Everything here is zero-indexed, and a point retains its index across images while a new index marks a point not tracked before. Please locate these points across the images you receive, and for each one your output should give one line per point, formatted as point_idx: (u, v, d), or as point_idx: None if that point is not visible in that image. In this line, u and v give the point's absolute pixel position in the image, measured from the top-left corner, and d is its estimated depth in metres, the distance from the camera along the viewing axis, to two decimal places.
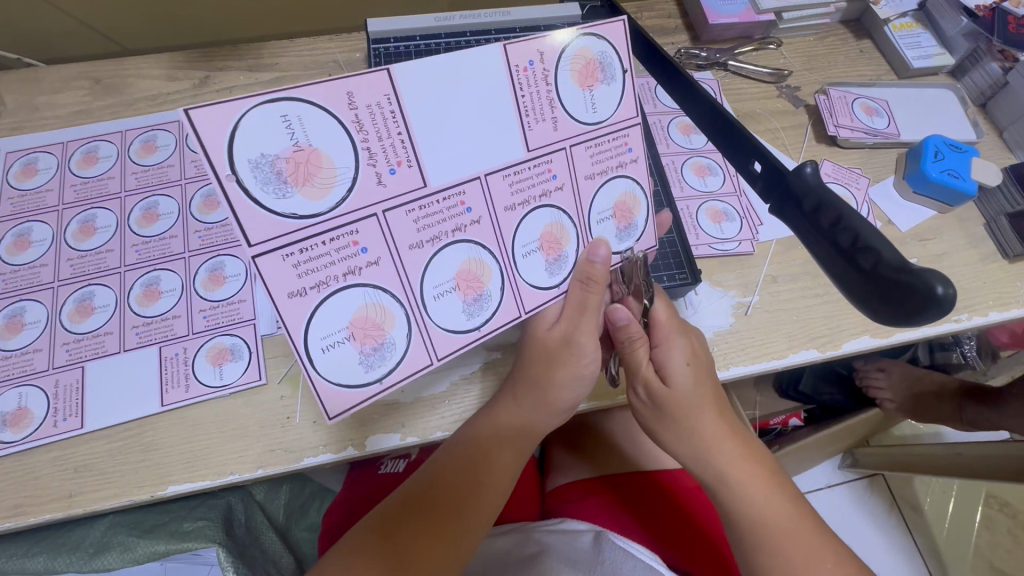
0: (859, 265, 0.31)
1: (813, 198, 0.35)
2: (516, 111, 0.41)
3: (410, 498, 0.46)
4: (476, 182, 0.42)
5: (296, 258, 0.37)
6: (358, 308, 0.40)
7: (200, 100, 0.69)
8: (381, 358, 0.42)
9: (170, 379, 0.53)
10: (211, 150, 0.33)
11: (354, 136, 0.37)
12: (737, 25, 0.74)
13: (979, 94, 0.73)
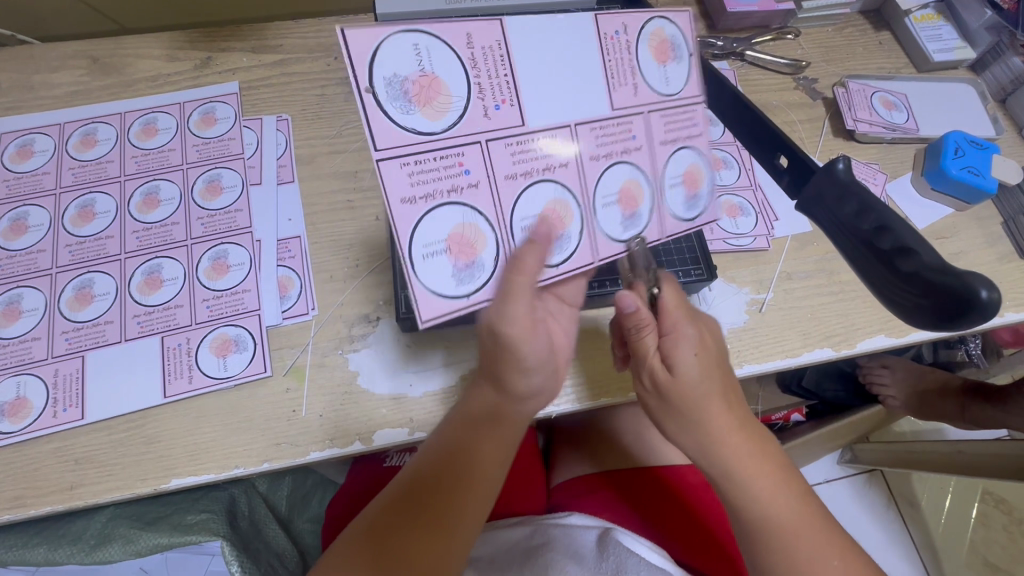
0: (895, 267, 0.31)
1: (845, 198, 0.34)
2: (603, 71, 0.43)
3: (399, 495, 0.45)
4: (565, 129, 0.43)
5: (411, 168, 0.38)
6: (456, 225, 0.40)
7: (201, 82, 0.66)
8: (472, 276, 0.41)
9: (173, 370, 0.51)
10: (359, 63, 0.36)
11: (468, 72, 0.40)
12: (755, 13, 0.72)
13: (999, 90, 0.72)
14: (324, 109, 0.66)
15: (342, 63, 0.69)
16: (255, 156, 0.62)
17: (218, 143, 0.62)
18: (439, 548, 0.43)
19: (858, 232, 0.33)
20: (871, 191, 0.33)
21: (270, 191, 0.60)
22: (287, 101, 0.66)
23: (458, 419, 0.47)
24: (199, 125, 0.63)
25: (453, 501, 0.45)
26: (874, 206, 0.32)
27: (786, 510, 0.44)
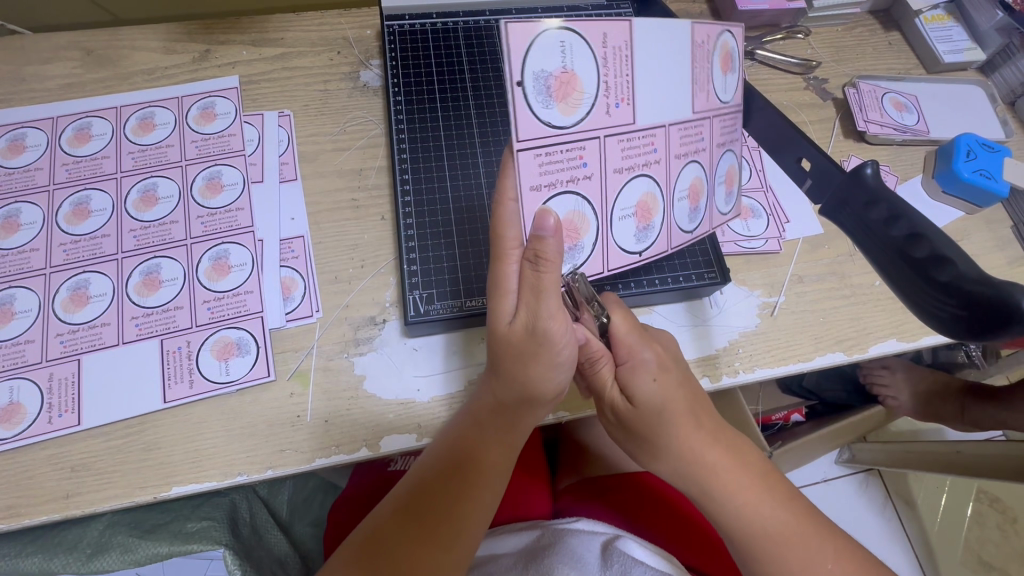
0: (934, 275, 0.30)
1: (877, 205, 0.33)
2: (687, 82, 0.43)
3: (406, 497, 0.44)
4: (661, 130, 0.43)
5: (542, 159, 0.38)
6: (568, 212, 0.41)
7: (200, 76, 0.64)
8: (571, 258, 0.44)
9: (173, 374, 0.50)
10: (520, 61, 0.35)
11: (600, 69, 0.38)
12: (765, 12, 0.71)
13: (1009, 92, 0.71)
14: (327, 105, 0.64)
15: (346, 58, 0.67)
16: (256, 153, 0.60)
17: (218, 140, 0.60)
18: (445, 552, 0.41)
19: (893, 240, 0.32)
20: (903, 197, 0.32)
21: (272, 190, 0.58)
22: (289, 97, 0.64)
23: (475, 416, 0.46)
24: (198, 121, 0.61)
25: (461, 500, 0.44)
26: (908, 213, 0.32)
27: (778, 515, 0.43)
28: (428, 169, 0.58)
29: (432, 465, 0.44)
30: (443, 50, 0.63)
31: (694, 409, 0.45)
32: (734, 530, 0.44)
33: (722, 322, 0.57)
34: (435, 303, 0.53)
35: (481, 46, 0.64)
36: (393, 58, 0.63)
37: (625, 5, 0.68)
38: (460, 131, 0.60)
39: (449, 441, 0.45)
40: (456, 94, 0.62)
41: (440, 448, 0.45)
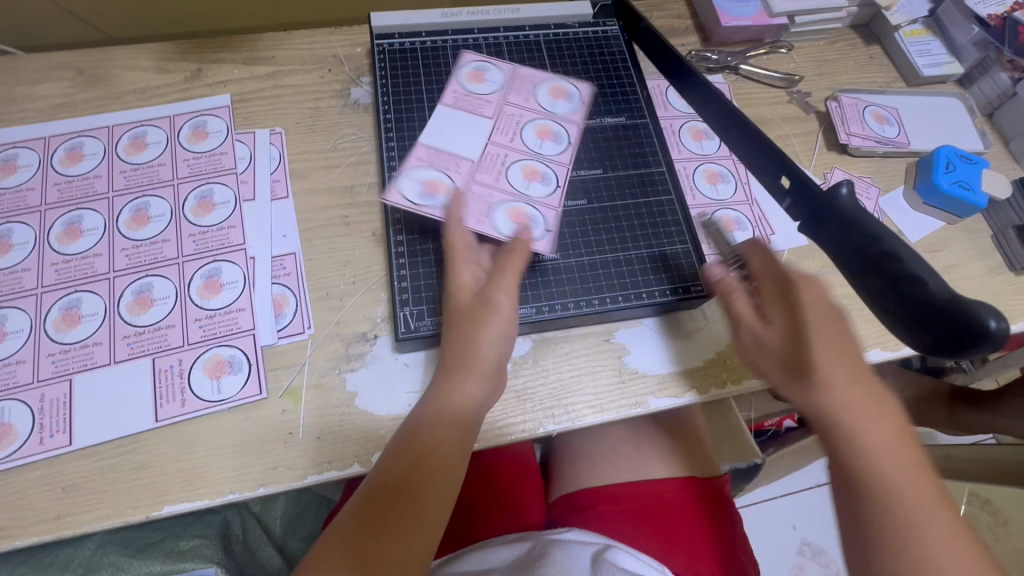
0: (904, 294, 0.31)
1: (851, 224, 0.34)
2: (500, 94, 0.62)
3: (377, 496, 0.41)
4: (478, 122, 0.60)
5: (407, 189, 0.54)
6: (445, 197, 0.54)
7: (192, 95, 0.65)
8: (485, 213, 0.54)
9: (164, 393, 0.50)
10: (411, 208, 0.53)
11: (439, 145, 0.58)
12: (748, 28, 0.73)
13: (987, 104, 0.73)
14: (318, 123, 0.65)
15: (336, 76, 0.68)
16: (248, 171, 0.61)
17: (210, 158, 0.61)
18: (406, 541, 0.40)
19: (868, 258, 0.33)
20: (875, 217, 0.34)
21: (264, 208, 0.59)
22: (280, 114, 0.65)
23: (440, 418, 0.45)
24: (189, 139, 0.61)
25: (427, 496, 0.42)
26: (880, 234, 0.33)
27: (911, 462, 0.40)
28: None
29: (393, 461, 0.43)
30: (432, 69, 0.64)
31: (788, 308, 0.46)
32: (870, 483, 0.39)
33: (709, 334, 0.58)
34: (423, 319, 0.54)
35: (470, 63, 0.65)
36: (383, 77, 0.63)
37: (611, 23, 0.70)
38: None
39: (425, 437, 0.44)
40: None
41: (404, 448, 0.43)
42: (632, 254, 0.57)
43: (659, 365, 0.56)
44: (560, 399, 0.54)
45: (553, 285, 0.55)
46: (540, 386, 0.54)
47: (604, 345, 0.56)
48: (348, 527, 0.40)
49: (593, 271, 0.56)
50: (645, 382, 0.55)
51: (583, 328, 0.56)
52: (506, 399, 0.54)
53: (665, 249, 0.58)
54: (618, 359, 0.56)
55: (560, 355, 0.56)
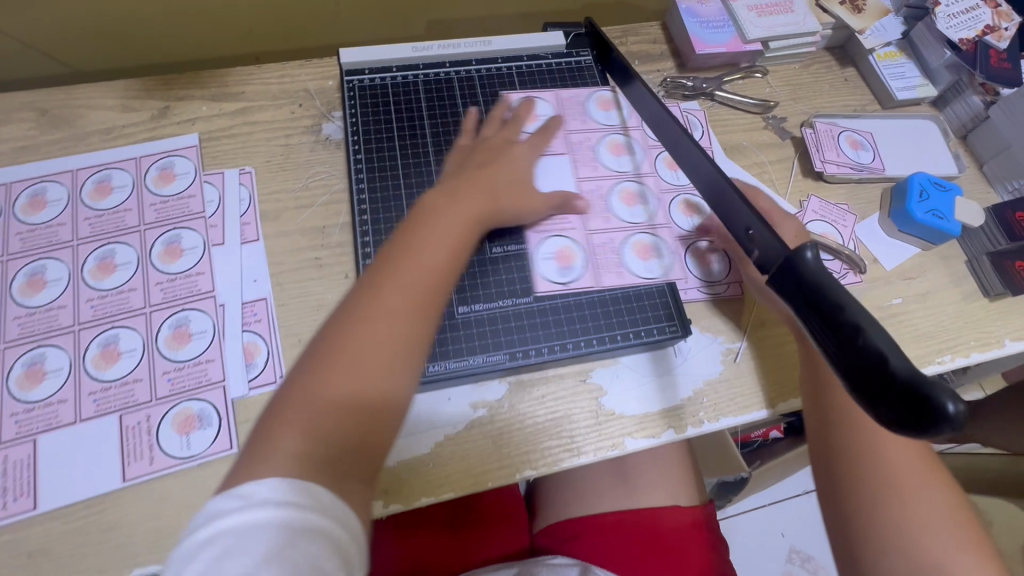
0: (866, 367, 0.30)
1: (818, 291, 0.34)
2: (566, 137, 0.65)
3: (317, 349, 0.43)
4: (562, 158, 0.64)
5: (541, 257, 0.59)
6: (564, 252, 0.59)
7: (159, 134, 0.64)
8: (601, 261, 0.59)
9: (132, 451, 0.49)
10: (563, 290, 0.58)
11: (573, 171, 0.64)
12: (723, 54, 0.72)
13: (960, 127, 0.73)
14: (289, 161, 0.64)
15: (307, 111, 0.67)
16: (216, 214, 0.60)
17: (177, 202, 0.59)
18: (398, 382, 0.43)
19: (833, 327, 0.33)
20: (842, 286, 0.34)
21: (233, 252, 0.58)
22: (250, 153, 0.64)
23: (406, 276, 0.46)
24: (156, 182, 0.60)
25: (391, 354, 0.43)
26: (846, 305, 0.32)
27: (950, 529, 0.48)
28: (390, 231, 0.59)
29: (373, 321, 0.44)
30: (403, 105, 0.64)
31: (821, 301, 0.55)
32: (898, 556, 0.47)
33: (686, 371, 0.58)
34: (442, 361, 0.54)
35: (441, 97, 0.65)
36: (353, 115, 0.63)
37: (584, 53, 0.70)
38: (421, 186, 0.61)
39: (396, 296, 0.45)
40: (417, 148, 0.62)
41: (354, 309, 0.44)
42: (605, 294, 0.58)
43: (636, 406, 0.56)
44: (537, 443, 0.54)
45: (531, 328, 0.56)
46: (517, 430, 0.54)
47: (581, 386, 0.56)
48: (285, 405, 0.40)
49: (571, 314, 0.57)
50: (623, 423, 0.55)
51: (557, 368, 0.56)
52: (483, 445, 0.53)
53: (639, 288, 0.59)
54: (595, 401, 0.56)
55: (537, 398, 0.55)
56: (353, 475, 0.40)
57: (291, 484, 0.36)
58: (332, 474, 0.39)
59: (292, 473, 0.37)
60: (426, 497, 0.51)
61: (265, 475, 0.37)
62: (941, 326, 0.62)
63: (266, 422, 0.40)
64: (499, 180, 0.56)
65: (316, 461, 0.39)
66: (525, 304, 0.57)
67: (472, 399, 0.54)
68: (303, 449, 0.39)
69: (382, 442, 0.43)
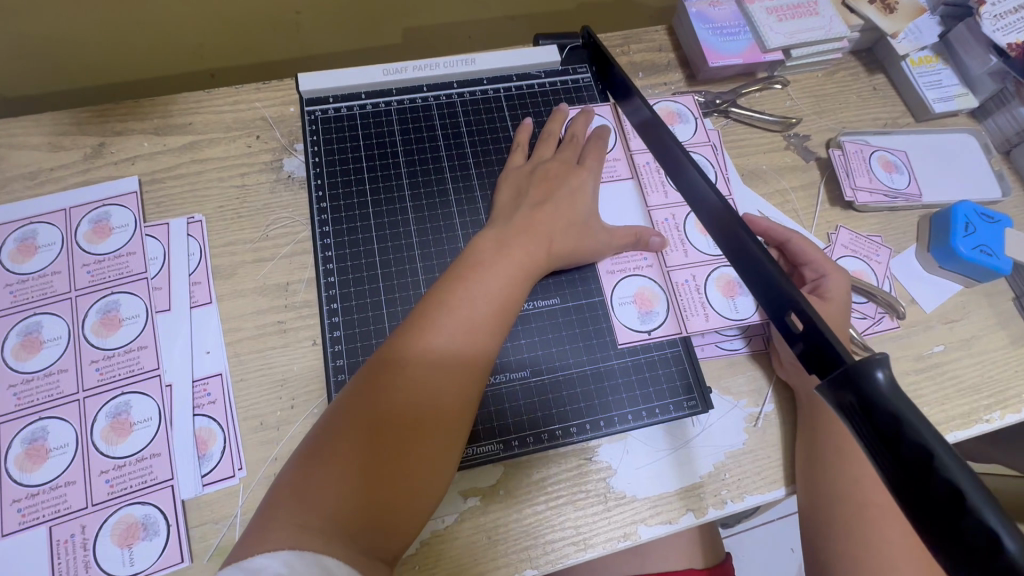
0: (968, 543, 0.23)
1: (892, 421, 0.25)
2: (632, 157, 0.58)
3: (354, 402, 0.38)
4: (627, 181, 0.57)
5: (623, 300, 0.53)
6: (652, 295, 0.53)
7: (93, 177, 0.55)
8: (667, 303, 0.53)
9: (64, 571, 0.42)
10: (647, 339, 0.52)
11: (639, 195, 0.57)
12: (738, 66, 0.64)
13: (1004, 141, 0.65)
14: (246, 205, 0.55)
15: (266, 143, 0.58)
16: (161, 274, 0.52)
17: (114, 261, 0.51)
18: (434, 460, 0.39)
19: (915, 477, 0.24)
20: (924, 417, 0.25)
21: (181, 320, 0.50)
22: (199, 197, 0.55)
23: (453, 323, 0.41)
24: (89, 238, 0.52)
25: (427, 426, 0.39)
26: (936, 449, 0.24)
27: None
28: (360, 290, 0.51)
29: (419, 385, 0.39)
30: (373, 138, 0.56)
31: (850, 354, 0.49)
32: None
33: (706, 442, 0.51)
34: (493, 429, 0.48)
35: (418, 128, 0.57)
36: (316, 152, 0.56)
37: (582, 69, 0.62)
38: (396, 235, 0.53)
39: (442, 349, 0.40)
40: (390, 189, 0.55)
41: (400, 359, 0.40)
42: (614, 363, 0.52)
43: (649, 487, 0.49)
44: (536, 536, 0.46)
45: (536, 406, 0.49)
46: (512, 522, 0.47)
47: (586, 465, 0.49)
48: (314, 463, 0.36)
49: (598, 382, 0.51)
50: (635, 508, 0.48)
51: (559, 448, 0.49)
52: (476, 541, 0.46)
53: (651, 354, 0.52)
54: (603, 482, 0.49)
55: (535, 483, 0.48)
56: (378, 551, 0.35)
57: (303, 555, 0.31)
58: (356, 548, 0.34)
59: (308, 542, 0.32)
60: None
61: (283, 545, 0.32)
62: (989, 376, 0.55)
63: (290, 480, 0.36)
64: (557, 222, 0.49)
65: (337, 533, 0.34)
66: (521, 379, 0.50)
67: (463, 487, 0.47)
68: (323, 513, 0.34)
69: (413, 511, 0.37)
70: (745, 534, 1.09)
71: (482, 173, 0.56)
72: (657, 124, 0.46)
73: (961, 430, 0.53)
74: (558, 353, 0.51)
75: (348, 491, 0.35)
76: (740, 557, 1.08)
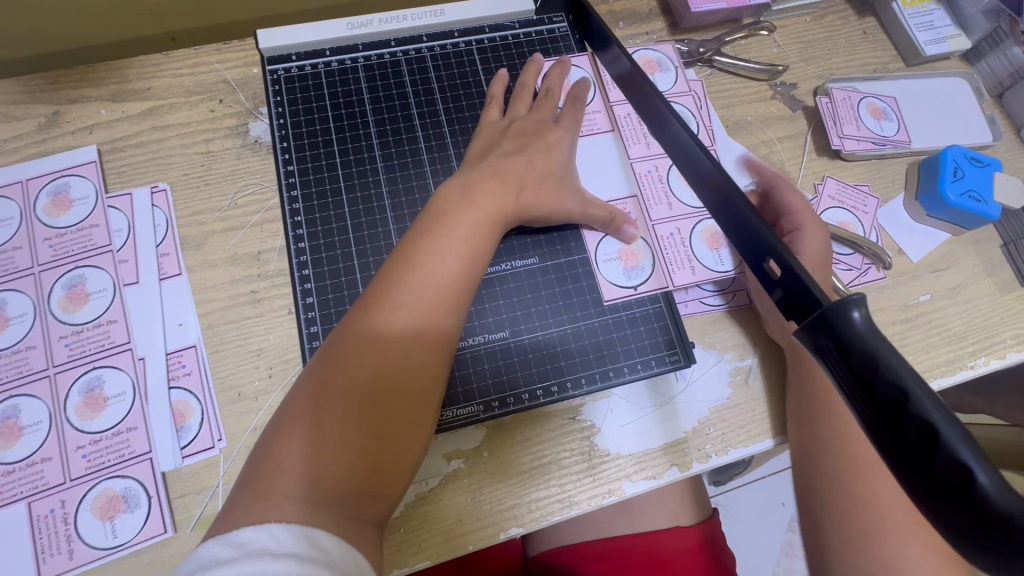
0: (942, 481, 0.22)
1: (867, 362, 0.24)
2: (610, 108, 0.56)
3: (323, 370, 0.37)
4: (607, 134, 0.55)
5: (606, 255, 0.52)
6: (639, 249, 0.52)
7: (49, 149, 0.53)
8: (651, 258, 0.52)
9: (47, 545, 0.42)
10: (632, 295, 0.51)
11: (618, 149, 0.55)
12: (722, 11, 0.61)
13: (996, 84, 0.63)
14: (212, 172, 0.53)
15: (229, 107, 0.56)
16: (126, 246, 0.50)
17: (77, 234, 0.50)
18: (411, 417, 0.38)
19: (890, 417, 0.23)
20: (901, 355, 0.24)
21: (150, 293, 0.49)
22: (163, 165, 0.53)
23: (422, 283, 0.40)
24: (49, 212, 0.50)
25: (400, 383, 0.38)
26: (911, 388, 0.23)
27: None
28: (332, 255, 0.50)
29: (388, 345, 0.38)
30: (340, 97, 0.54)
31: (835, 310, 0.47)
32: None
33: (689, 398, 0.50)
34: (470, 392, 0.48)
35: (386, 85, 0.55)
36: (281, 114, 0.53)
37: (558, 18, 0.59)
38: (367, 198, 0.51)
39: (410, 309, 0.39)
40: (360, 151, 0.53)
41: (368, 323, 0.39)
42: (595, 321, 0.51)
43: (634, 444, 0.49)
44: (521, 494, 0.47)
45: (516, 366, 0.49)
46: (497, 482, 0.47)
47: (570, 424, 0.49)
48: (288, 430, 0.35)
49: (579, 339, 0.50)
50: (620, 464, 0.48)
51: (542, 409, 0.49)
52: (461, 500, 0.46)
53: (632, 311, 0.51)
54: (587, 440, 0.48)
55: (519, 443, 0.48)
56: (366, 514, 0.35)
57: (289, 528, 0.31)
58: (342, 513, 0.34)
59: (294, 513, 0.32)
60: (396, 568, 0.44)
61: (269, 519, 0.32)
62: (974, 323, 0.55)
63: (265, 452, 0.35)
64: (528, 173, 0.48)
65: (319, 501, 0.33)
66: (500, 339, 0.49)
67: (446, 450, 0.47)
68: (307, 482, 0.34)
69: (396, 470, 0.37)
70: (738, 491, 1.12)
71: (455, 130, 0.54)
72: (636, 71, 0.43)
73: (945, 377, 0.53)
74: (537, 312, 0.50)
75: (325, 456, 0.34)
76: (730, 513, 1.10)
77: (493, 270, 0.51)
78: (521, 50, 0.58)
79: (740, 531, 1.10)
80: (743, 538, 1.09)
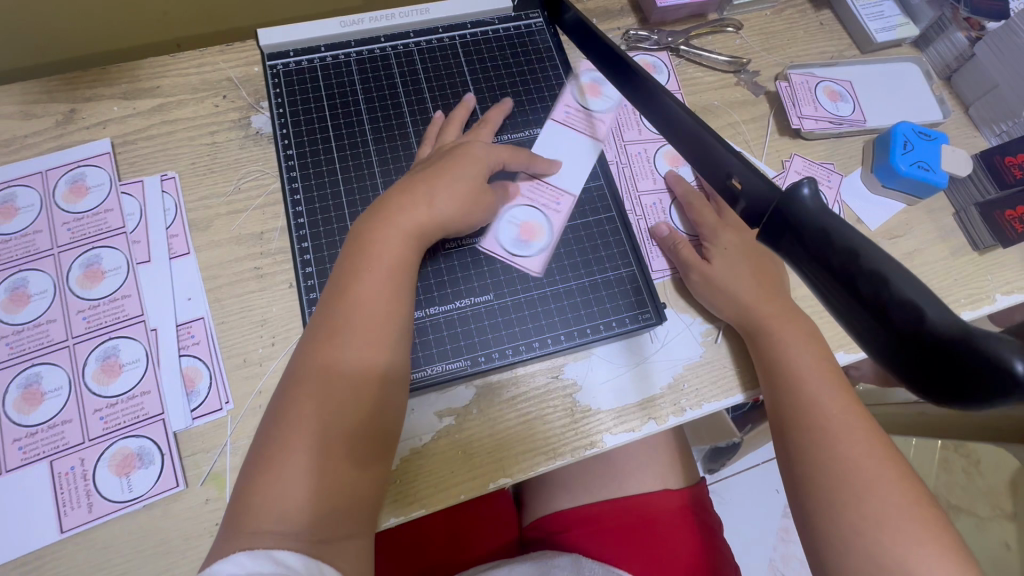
0: (895, 327, 0.24)
1: (819, 233, 0.27)
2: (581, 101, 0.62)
3: (285, 409, 0.40)
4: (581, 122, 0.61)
5: (510, 221, 0.56)
6: (539, 226, 0.56)
7: (66, 143, 0.57)
8: (538, 248, 0.55)
9: (68, 499, 0.45)
10: (506, 258, 0.54)
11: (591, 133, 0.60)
12: (687, 6, 0.66)
13: (944, 67, 0.68)
14: (217, 161, 0.57)
15: (233, 102, 0.60)
16: (138, 228, 0.54)
17: (93, 218, 0.54)
18: (374, 437, 0.42)
19: (845, 281, 0.25)
20: (851, 225, 0.26)
21: (161, 270, 0.53)
22: (172, 155, 0.57)
23: (365, 310, 0.43)
24: (67, 198, 0.54)
25: (358, 410, 0.41)
26: (861, 249, 0.25)
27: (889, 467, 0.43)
28: (330, 230, 0.54)
29: (341, 380, 0.41)
30: (334, 89, 0.58)
31: (758, 274, 0.53)
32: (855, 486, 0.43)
33: (663, 357, 0.54)
34: (455, 357, 0.51)
35: (377, 77, 0.59)
36: (280, 104, 0.58)
37: (534, 15, 0.65)
38: (360, 178, 0.56)
39: (359, 339, 0.42)
40: (353, 136, 0.57)
41: (321, 357, 0.41)
42: (571, 285, 0.55)
43: (612, 400, 0.52)
44: (511, 448, 0.50)
45: (499, 327, 0.52)
46: (486, 437, 0.50)
47: (553, 382, 0.52)
48: (263, 469, 0.38)
49: (557, 302, 0.54)
50: (600, 419, 0.51)
51: (526, 367, 0.52)
52: (453, 454, 0.49)
53: (606, 275, 0.55)
54: (569, 397, 0.52)
55: (506, 401, 0.51)
56: (344, 532, 0.39)
57: (256, 555, 0.34)
58: (320, 539, 0.37)
59: (271, 543, 0.36)
60: (394, 518, 0.47)
61: (252, 547, 0.35)
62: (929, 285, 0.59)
63: (241, 492, 0.38)
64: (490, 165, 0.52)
65: (299, 526, 0.37)
66: (485, 302, 0.53)
67: (438, 407, 0.51)
68: (288, 514, 0.37)
69: (365, 490, 0.41)
70: (732, 478, 1.14)
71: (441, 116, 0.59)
72: (627, 64, 0.45)
73: None
74: (518, 278, 0.54)
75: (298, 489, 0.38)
76: (723, 498, 1.13)
77: (476, 242, 0.55)
78: (500, 42, 0.63)
79: (735, 518, 1.12)
80: (739, 525, 1.11)
